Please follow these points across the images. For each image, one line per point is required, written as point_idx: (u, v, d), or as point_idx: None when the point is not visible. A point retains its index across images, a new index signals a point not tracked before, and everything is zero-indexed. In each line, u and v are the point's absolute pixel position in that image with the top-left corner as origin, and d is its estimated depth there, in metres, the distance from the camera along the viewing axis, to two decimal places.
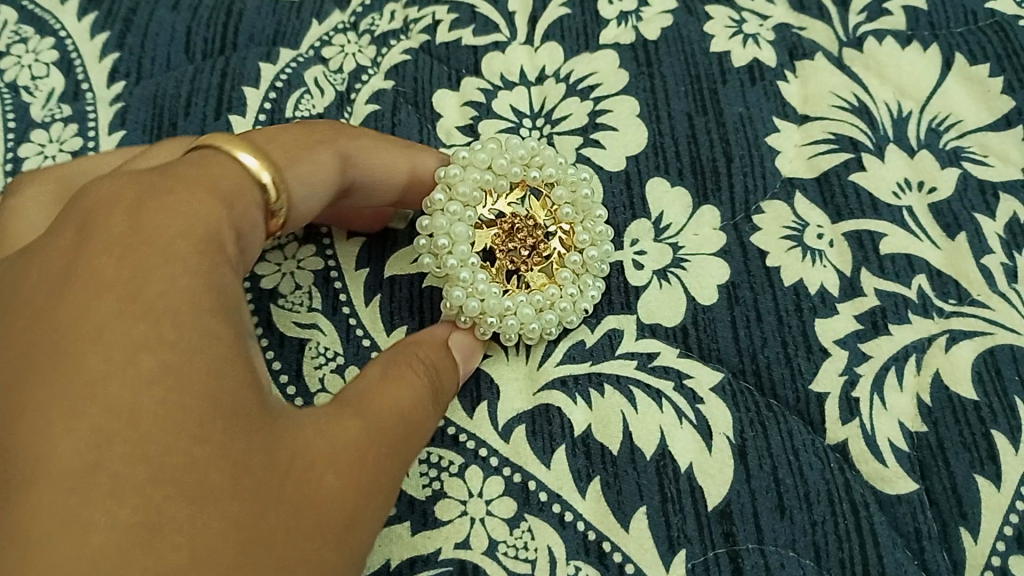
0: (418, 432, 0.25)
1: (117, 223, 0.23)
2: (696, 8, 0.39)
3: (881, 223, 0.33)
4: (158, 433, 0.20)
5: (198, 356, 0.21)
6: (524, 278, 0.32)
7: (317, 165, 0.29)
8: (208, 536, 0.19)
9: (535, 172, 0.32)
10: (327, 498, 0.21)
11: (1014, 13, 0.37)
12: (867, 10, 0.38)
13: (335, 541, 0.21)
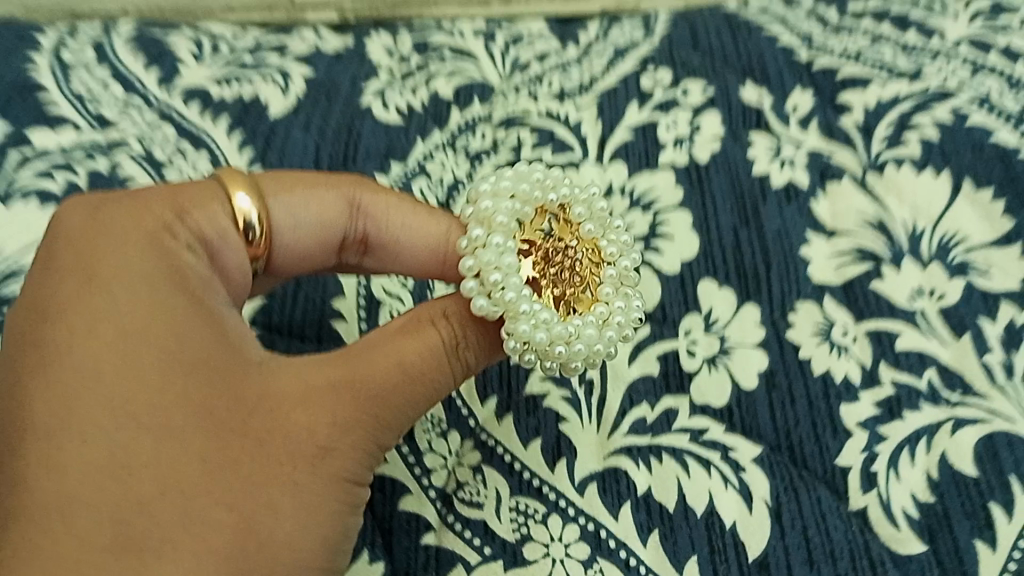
0: (425, 375, 0.29)
1: (90, 228, 0.29)
2: (741, 134, 0.45)
3: (897, 323, 0.39)
4: (115, 408, 0.26)
5: (149, 335, 0.27)
6: (572, 302, 0.31)
7: (320, 211, 0.33)
8: (167, 491, 0.26)
9: (553, 193, 0.31)
10: (294, 430, 0.28)
11: (1014, 147, 0.44)
12: (887, 139, 0.44)
13: (300, 467, 0.27)
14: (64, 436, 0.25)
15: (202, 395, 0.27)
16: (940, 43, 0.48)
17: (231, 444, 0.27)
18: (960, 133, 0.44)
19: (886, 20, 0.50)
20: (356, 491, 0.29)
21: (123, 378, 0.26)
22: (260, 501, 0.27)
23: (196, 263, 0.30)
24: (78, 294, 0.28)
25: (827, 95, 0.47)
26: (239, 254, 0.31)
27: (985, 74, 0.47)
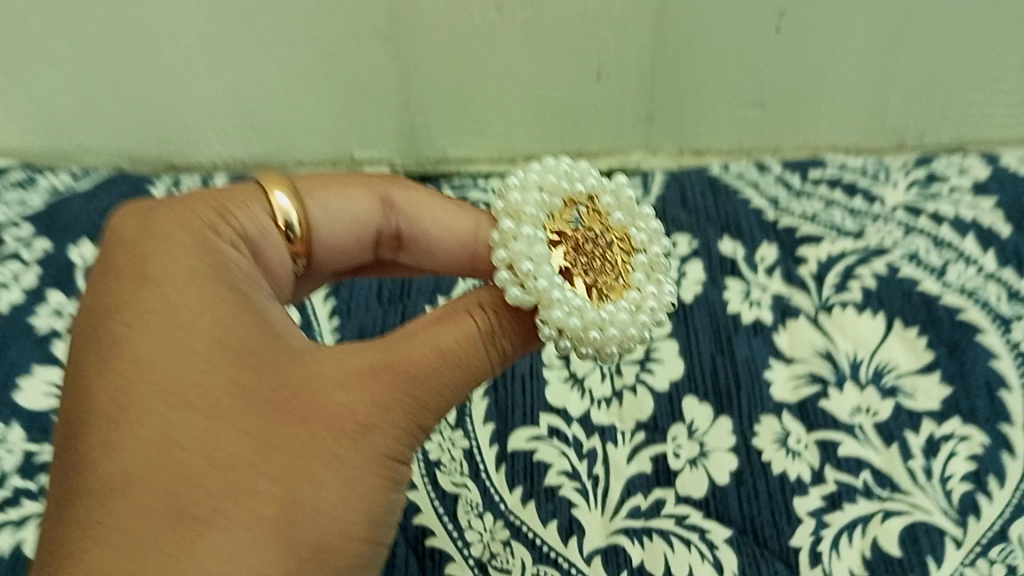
0: (462, 357, 0.34)
1: (145, 234, 0.34)
2: (719, 279, 0.57)
3: (840, 434, 0.49)
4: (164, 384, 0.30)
5: (198, 320, 0.32)
6: (605, 290, 0.34)
7: (354, 206, 0.39)
8: (214, 460, 0.29)
9: (580, 188, 0.35)
10: (337, 409, 0.32)
11: (937, 294, 0.55)
12: (835, 286, 0.56)
13: (343, 441, 0.32)
14: (124, 413, 0.29)
15: (249, 375, 0.32)
16: (882, 208, 0.60)
17: (275, 420, 0.31)
18: (894, 283, 0.55)
19: (839, 188, 0.62)
20: (391, 464, 0.33)
21: (174, 359, 0.31)
22: (306, 472, 0.31)
23: (238, 262, 0.34)
24: (132, 293, 0.32)
25: (788, 249, 0.58)
26: (282, 250, 0.37)
27: (916, 234, 0.58)
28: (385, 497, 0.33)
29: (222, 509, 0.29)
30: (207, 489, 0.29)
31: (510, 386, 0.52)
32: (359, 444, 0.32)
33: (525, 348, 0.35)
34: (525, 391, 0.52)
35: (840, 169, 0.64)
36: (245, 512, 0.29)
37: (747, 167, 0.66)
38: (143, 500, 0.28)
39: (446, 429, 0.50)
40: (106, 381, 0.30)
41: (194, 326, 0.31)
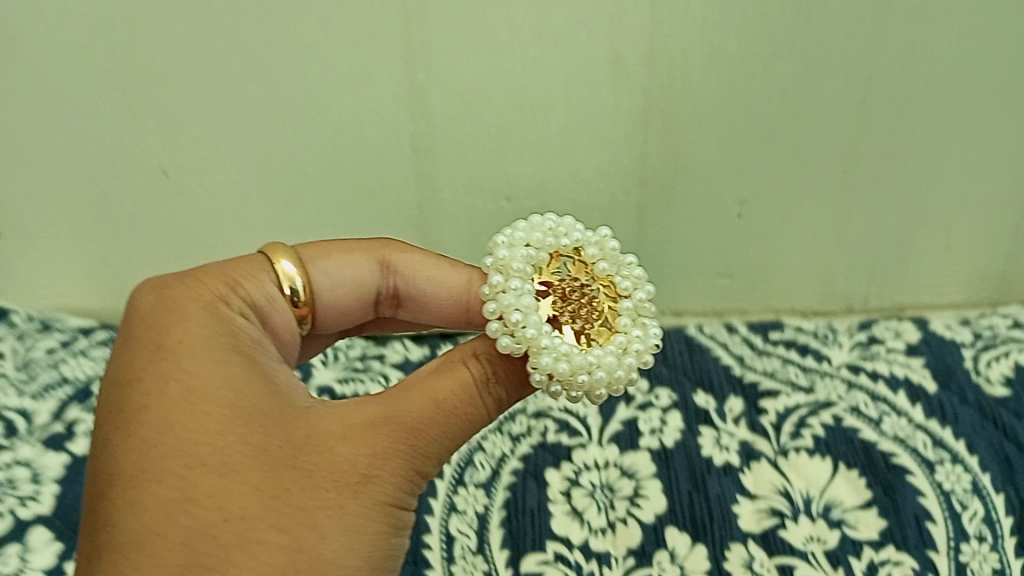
0: (455, 408, 0.43)
1: (166, 312, 0.44)
2: (697, 428, 0.71)
3: (797, 557, 0.61)
4: (187, 448, 0.39)
5: (219, 396, 0.41)
6: (591, 332, 0.45)
7: (351, 270, 0.48)
8: (226, 517, 0.38)
9: (565, 239, 0.46)
10: (342, 461, 0.41)
11: (876, 443, 0.69)
12: (789, 438, 0.70)
13: (345, 492, 0.40)
14: (152, 478, 0.38)
15: (262, 437, 0.41)
16: (830, 367, 0.78)
17: (287, 476, 0.40)
18: (838, 435, 0.70)
19: (790, 348, 0.80)
20: (392, 513, 0.42)
21: (196, 428, 0.40)
22: (312, 521, 0.39)
23: (247, 336, 0.44)
24: (156, 368, 0.41)
25: (752, 400, 0.74)
26: (285, 315, 0.47)
27: (856, 391, 0.75)
28: (384, 539, 0.41)
29: (238, 558, 0.37)
30: (225, 550, 0.37)
31: (522, 519, 0.63)
32: (361, 495, 0.41)
33: (518, 392, 0.44)
34: (537, 520, 0.63)
35: (794, 332, 0.84)
36: (256, 570, 0.37)
37: (716, 329, 0.84)
38: (171, 555, 0.37)
39: (468, 553, 0.61)
40: (138, 447, 0.39)
41: (218, 396, 0.41)
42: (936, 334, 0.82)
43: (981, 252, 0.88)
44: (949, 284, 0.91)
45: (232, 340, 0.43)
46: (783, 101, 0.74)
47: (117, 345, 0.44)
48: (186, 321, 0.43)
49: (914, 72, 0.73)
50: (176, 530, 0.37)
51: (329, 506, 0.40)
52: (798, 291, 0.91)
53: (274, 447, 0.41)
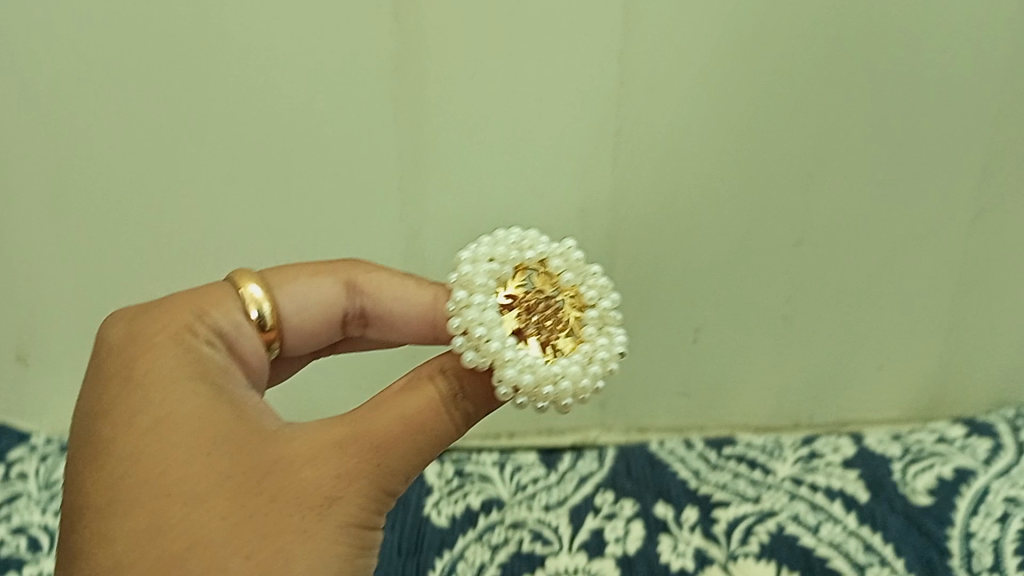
0: (423, 424, 0.43)
1: (136, 344, 0.44)
2: (654, 535, 0.71)
3: None
4: (155, 475, 0.39)
5: (186, 422, 0.40)
6: (558, 343, 0.44)
7: (318, 292, 0.49)
8: (194, 541, 0.37)
9: (529, 253, 0.44)
10: (308, 484, 0.40)
11: (818, 548, 0.69)
12: (742, 544, 0.70)
13: (312, 514, 0.39)
14: (121, 509, 0.38)
15: (229, 461, 0.40)
16: (773, 479, 0.78)
17: (254, 500, 0.39)
18: (787, 540, 0.70)
19: (742, 463, 0.80)
20: (362, 536, 0.41)
21: (163, 456, 0.39)
22: (280, 544, 0.38)
23: (214, 363, 0.44)
24: (126, 401, 0.41)
25: (706, 511, 0.74)
26: (255, 341, 0.47)
27: (798, 500, 0.75)
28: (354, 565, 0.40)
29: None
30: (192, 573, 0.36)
31: None
32: (327, 520, 0.40)
33: (484, 405, 0.45)
34: None
35: (745, 447, 0.84)
36: None
37: (676, 444, 0.85)
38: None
39: None
40: (109, 479, 0.39)
41: (182, 424, 0.40)
42: (870, 447, 0.82)
43: (950, 358, 0.86)
44: (895, 404, 0.89)
45: (200, 367, 0.43)
46: (778, 177, 0.74)
47: (91, 382, 0.44)
48: (155, 351, 0.43)
49: (906, 142, 0.73)
50: (144, 556, 0.36)
51: (293, 532, 0.39)
52: (758, 410, 0.89)
53: (242, 472, 0.40)
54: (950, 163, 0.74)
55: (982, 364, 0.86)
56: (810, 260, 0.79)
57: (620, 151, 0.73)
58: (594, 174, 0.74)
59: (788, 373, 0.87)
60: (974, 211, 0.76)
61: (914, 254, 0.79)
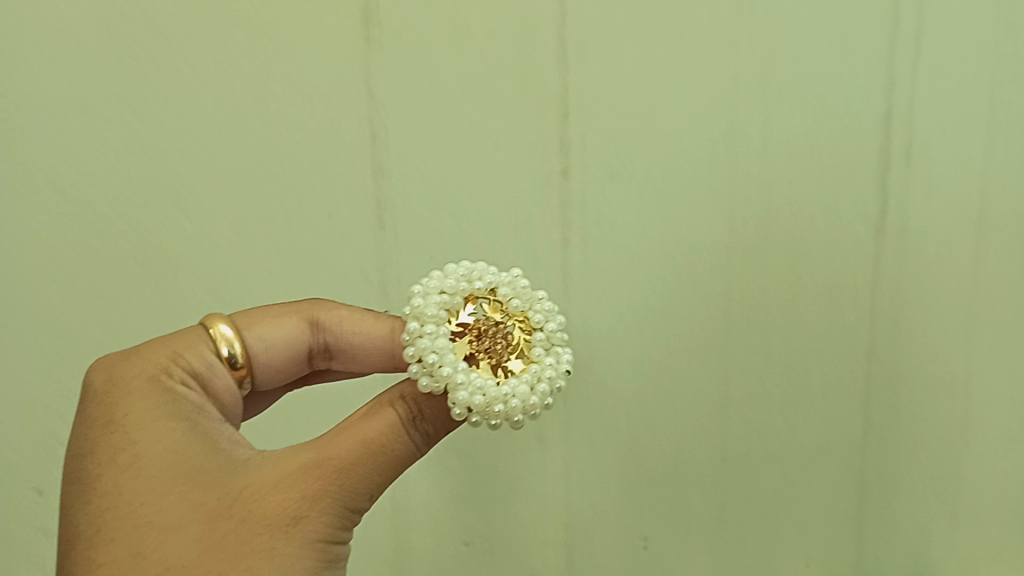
0: (374, 443, 0.53)
1: (134, 394, 0.54)
2: None
3: None
4: (161, 506, 0.50)
5: (187, 462, 0.52)
6: (509, 362, 0.54)
7: (290, 334, 0.63)
8: (195, 562, 0.48)
9: (478, 285, 0.55)
10: (280, 506, 0.51)
11: None
12: None
13: (282, 530, 0.50)
14: (137, 537, 0.49)
15: (222, 493, 0.51)
16: None
17: (239, 522, 0.50)
18: None
19: None
20: (318, 549, 0.51)
21: (166, 491, 0.50)
22: (259, 559, 0.49)
23: (188, 402, 0.55)
24: (131, 443, 0.52)
25: None
26: (232, 376, 0.60)
27: None
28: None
29: None
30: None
31: None
32: (293, 539, 0.50)
33: (431, 425, 0.54)
34: None
35: None
36: None
37: None
38: None
39: None
40: (123, 508, 0.50)
41: (171, 464, 0.51)
42: None
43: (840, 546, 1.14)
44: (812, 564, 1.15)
45: (196, 417, 0.54)
46: (668, 388, 1.07)
47: (93, 424, 0.54)
48: (151, 402, 0.54)
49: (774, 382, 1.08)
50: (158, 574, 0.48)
51: (266, 550, 0.49)
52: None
53: (230, 500, 0.51)
54: (789, 375, 1.08)
55: (861, 533, 1.14)
56: (711, 479, 1.11)
57: (569, 395, 1.06)
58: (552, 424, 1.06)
59: (716, 562, 1.14)
60: (817, 416, 1.10)
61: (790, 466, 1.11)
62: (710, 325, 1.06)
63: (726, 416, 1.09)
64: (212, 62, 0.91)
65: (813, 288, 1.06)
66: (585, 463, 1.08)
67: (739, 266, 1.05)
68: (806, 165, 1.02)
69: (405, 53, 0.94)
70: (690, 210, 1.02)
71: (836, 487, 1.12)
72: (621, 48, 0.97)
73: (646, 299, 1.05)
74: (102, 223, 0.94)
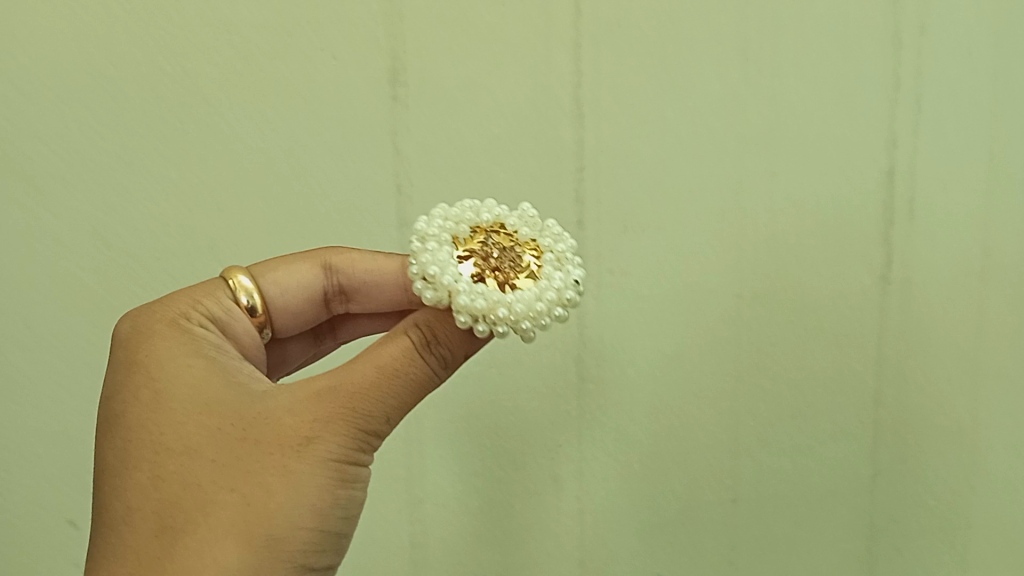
0: (390, 366, 0.58)
1: (165, 337, 0.62)
2: None
3: None
4: (185, 433, 0.57)
5: (209, 393, 0.59)
6: (523, 277, 0.62)
7: (305, 278, 0.74)
8: (212, 480, 0.55)
9: (484, 216, 0.64)
10: (294, 429, 0.57)
11: None
12: None
13: (295, 450, 0.56)
14: (163, 460, 0.56)
15: (242, 418, 0.57)
16: None
17: (255, 444, 0.56)
18: None
19: None
20: (331, 465, 0.56)
21: (190, 420, 0.57)
22: (271, 475, 0.55)
23: (206, 341, 0.63)
24: (160, 378, 0.59)
25: None
26: (250, 322, 0.70)
27: None
28: (329, 492, 0.56)
29: (215, 504, 0.54)
30: (209, 497, 0.55)
31: None
32: (305, 455, 0.56)
33: (449, 347, 0.60)
34: None
35: None
36: (226, 508, 0.54)
37: None
38: (175, 502, 0.55)
39: None
40: (153, 432, 0.57)
41: (189, 395, 0.58)
42: None
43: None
44: None
45: (217, 358, 0.61)
46: (680, 437, 1.07)
47: (129, 360, 0.61)
48: (178, 344, 0.61)
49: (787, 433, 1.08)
50: (180, 491, 0.55)
51: (279, 466, 0.55)
52: None
53: (248, 425, 0.57)
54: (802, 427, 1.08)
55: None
56: (725, 524, 1.10)
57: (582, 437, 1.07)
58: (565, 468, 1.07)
59: None
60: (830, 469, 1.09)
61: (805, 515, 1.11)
62: (721, 372, 1.06)
63: (738, 460, 1.09)
64: (251, 122, 0.96)
65: (821, 337, 1.06)
66: (599, 505, 1.09)
67: (754, 319, 1.05)
68: (810, 222, 1.03)
69: (428, 109, 0.98)
70: (700, 262, 1.03)
71: (845, 531, 1.11)
72: (634, 105, 0.99)
73: (658, 345, 1.05)
74: (143, 270, 0.99)
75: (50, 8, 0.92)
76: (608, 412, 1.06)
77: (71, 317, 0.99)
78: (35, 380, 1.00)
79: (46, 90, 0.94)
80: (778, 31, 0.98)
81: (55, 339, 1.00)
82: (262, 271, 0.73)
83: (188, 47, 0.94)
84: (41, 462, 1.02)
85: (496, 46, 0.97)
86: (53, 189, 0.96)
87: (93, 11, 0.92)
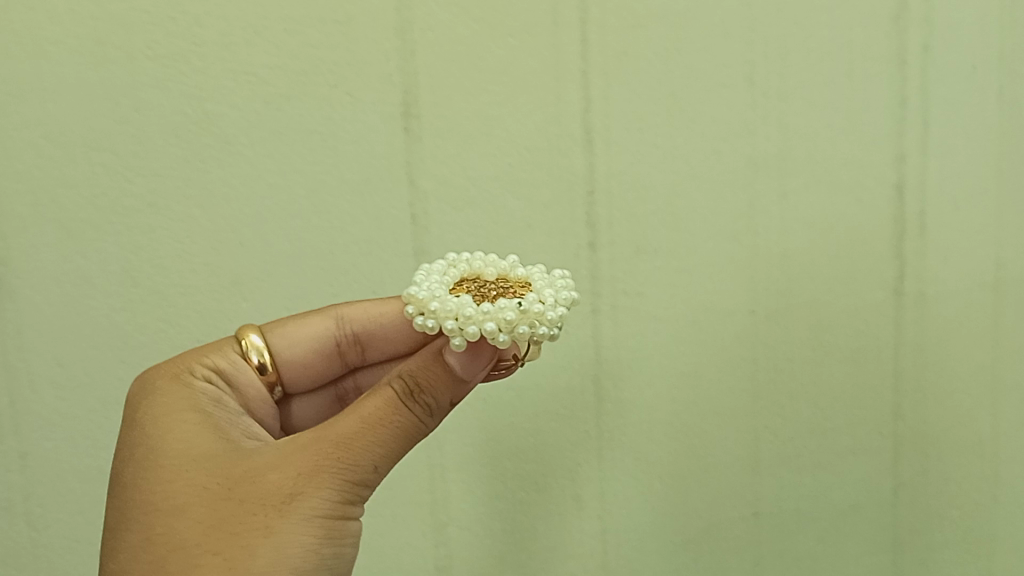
0: (375, 421, 0.61)
1: (164, 408, 0.66)
2: None
3: None
4: (171, 499, 0.59)
5: (197, 458, 0.61)
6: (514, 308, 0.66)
7: (317, 331, 0.79)
8: (195, 543, 0.56)
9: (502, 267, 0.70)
10: (277, 488, 0.58)
11: None
12: None
13: (280, 507, 0.58)
14: (151, 526, 0.58)
15: (228, 480, 0.59)
16: None
17: (240, 504, 0.58)
18: None
19: None
20: (315, 523, 0.58)
21: (177, 485, 0.59)
22: (254, 536, 0.56)
23: (205, 399, 0.68)
24: (154, 448, 0.62)
25: None
26: (257, 378, 0.75)
27: None
28: (313, 550, 0.57)
29: (197, 567, 0.55)
30: (190, 561, 0.56)
31: None
32: (287, 514, 0.57)
33: (435, 398, 0.63)
34: None
35: None
36: (207, 571, 0.55)
37: None
38: (158, 568, 0.56)
39: None
40: (143, 501, 0.59)
41: (182, 454, 0.61)
42: None
43: None
44: None
45: (209, 425, 0.65)
46: (697, 454, 1.09)
47: (131, 432, 0.65)
48: (175, 413, 0.65)
49: (802, 449, 1.09)
50: (163, 555, 0.56)
51: (262, 525, 0.57)
52: None
53: (234, 487, 0.59)
54: (817, 443, 1.09)
55: None
56: (746, 540, 1.11)
57: (602, 459, 1.08)
58: (584, 488, 1.09)
59: None
60: (848, 484, 1.10)
61: (824, 528, 1.11)
62: (739, 390, 1.07)
63: (759, 476, 1.10)
64: (272, 162, 0.99)
65: (837, 353, 1.07)
66: (622, 526, 1.10)
67: (766, 338, 1.06)
68: (822, 240, 1.04)
69: (443, 145, 1.00)
70: (714, 283, 1.04)
71: (869, 545, 1.12)
72: (644, 131, 1.01)
73: (676, 365, 1.06)
74: (170, 307, 1.02)
75: (77, 60, 0.95)
76: (628, 434, 1.08)
77: (102, 355, 1.02)
78: (67, 417, 1.04)
79: (76, 139, 0.97)
80: (783, 56, 1.00)
81: (86, 376, 1.03)
82: (277, 327, 0.79)
83: (209, 92, 0.97)
84: (77, 497, 1.06)
85: (506, 79, 0.99)
86: (83, 233, 0.99)
87: (118, 62, 0.96)
